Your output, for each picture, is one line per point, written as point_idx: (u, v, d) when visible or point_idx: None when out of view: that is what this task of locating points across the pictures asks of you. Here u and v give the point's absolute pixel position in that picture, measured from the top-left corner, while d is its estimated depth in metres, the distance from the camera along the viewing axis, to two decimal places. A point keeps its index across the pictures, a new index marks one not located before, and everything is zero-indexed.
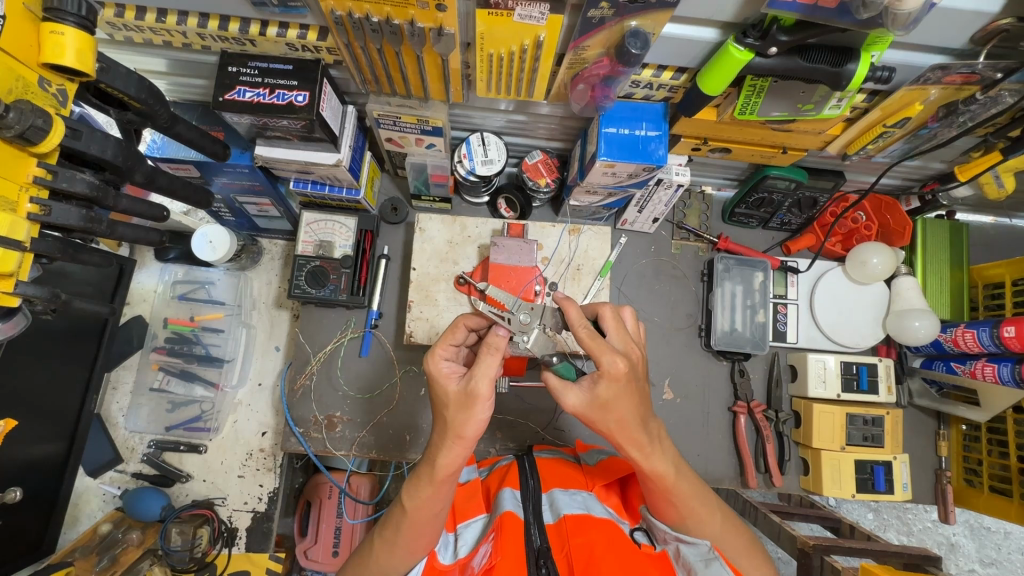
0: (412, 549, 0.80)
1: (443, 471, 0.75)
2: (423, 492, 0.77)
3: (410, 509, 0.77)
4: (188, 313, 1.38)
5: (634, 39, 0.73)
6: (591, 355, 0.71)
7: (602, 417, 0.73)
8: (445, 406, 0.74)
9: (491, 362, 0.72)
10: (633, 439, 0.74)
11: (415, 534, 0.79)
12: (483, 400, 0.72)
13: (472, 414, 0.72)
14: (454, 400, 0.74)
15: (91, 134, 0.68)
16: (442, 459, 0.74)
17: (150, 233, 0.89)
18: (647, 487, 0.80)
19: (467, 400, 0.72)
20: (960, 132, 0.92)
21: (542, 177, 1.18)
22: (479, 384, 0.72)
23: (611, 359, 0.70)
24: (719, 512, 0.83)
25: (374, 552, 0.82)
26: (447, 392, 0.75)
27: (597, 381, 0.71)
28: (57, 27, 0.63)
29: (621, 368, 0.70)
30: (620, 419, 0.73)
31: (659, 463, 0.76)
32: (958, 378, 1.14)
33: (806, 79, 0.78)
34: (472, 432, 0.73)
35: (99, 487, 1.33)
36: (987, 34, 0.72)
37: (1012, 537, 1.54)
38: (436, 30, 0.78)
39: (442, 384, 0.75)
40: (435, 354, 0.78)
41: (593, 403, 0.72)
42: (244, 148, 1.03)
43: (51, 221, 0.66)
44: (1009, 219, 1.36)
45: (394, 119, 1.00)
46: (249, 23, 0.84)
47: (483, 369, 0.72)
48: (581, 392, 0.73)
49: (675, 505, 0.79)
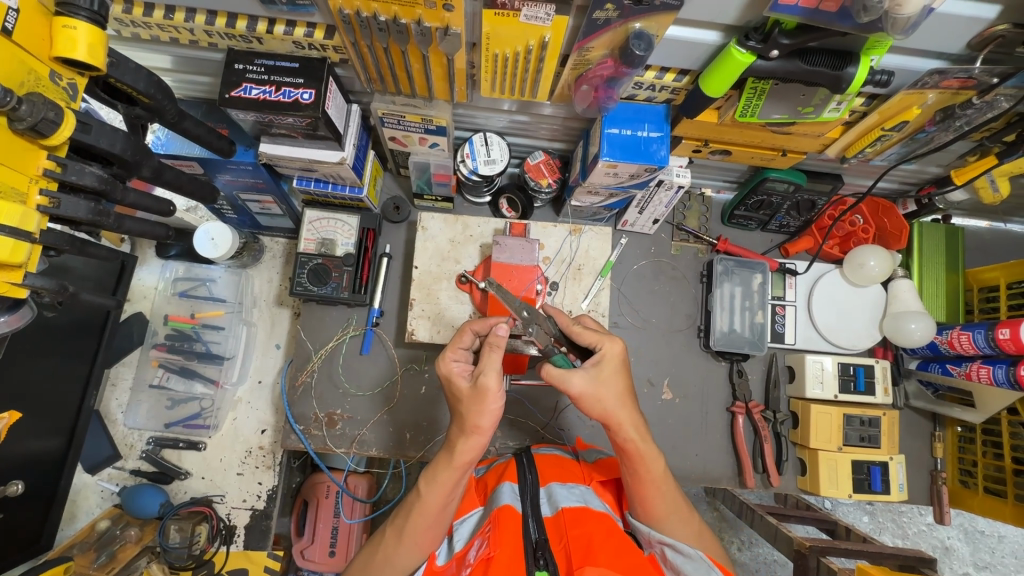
0: (421, 542, 0.81)
1: (463, 456, 0.78)
2: (440, 477, 0.79)
3: (425, 495, 0.80)
4: (189, 310, 1.38)
5: (639, 40, 0.75)
6: (593, 341, 0.84)
7: (605, 394, 0.79)
8: (461, 402, 0.78)
9: (495, 357, 0.77)
10: (630, 417, 0.80)
11: (425, 526, 0.80)
12: (493, 393, 0.75)
13: (484, 406, 0.75)
14: (467, 395, 0.77)
15: (100, 128, 0.69)
16: (461, 447, 0.78)
17: (156, 227, 0.89)
18: (635, 477, 0.82)
19: (478, 395, 0.76)
20: (956, 136, 0.94)
21: (544, 178, 1.19)
22: (488, 379, 0.75)
23: (611, 342, 0.83)
24: (696, 515, 0.85)
25: (382, 544, 0.83)
26: (461, 390, 0.79)
27: (601, 360, 0.81)
28: (68, 21, 0.64)
29: (618, 351, 0.83)
30: (619, 393, 0.80)
31: (651, 445, 0.82)
32: (953, 380, 1.15)
33: (806, 82, 0.79)
34: (488, 422, 0.76)
35: (98, 484, 1.33)
36: (984, 40, 0.74)
37: (1005, 540, 1.55)
38: (442, 29, 0.79)
39: (454, 383, 0.80)
40: (446, 356, 0.83)
41: (597, 378, 0.79)
42: (249, 145, 1.04)
43: (60, 214, 0.67)
44: (1005, 224, 1.38)
45: (398, 118, 1.01)
46: (257, 21, 0.85)
47: (490, 365, 0.76)
48: (585, 372, 0.79)
49: (662, 493, 0.82)
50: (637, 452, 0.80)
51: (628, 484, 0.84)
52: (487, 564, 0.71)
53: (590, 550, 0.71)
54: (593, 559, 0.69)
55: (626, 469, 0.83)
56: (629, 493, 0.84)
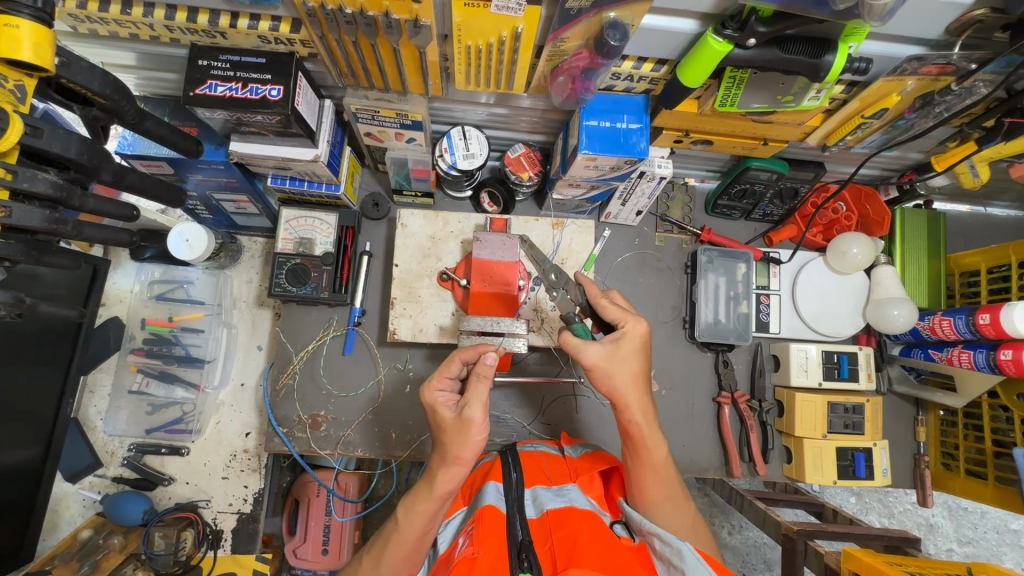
0: (401, 565, 0.80)
1: (443, 487, 0.77)
2: (419, 507, 0.78)
3: (402, 522, 0.79)
4: (166, 313, 1.35)
5: (613, 31, 0.73)
6: (618, 317, 0.83)
7: (617, 370, 0.80)
8: (445, 433, 0.77)
9: (481, 388, 0.76)
10: (639, 401, 0.81)
11: (403, 552, 0.79)
12: (477, 424, 0.75)
13: (468, 437, 0.75)
14: (451, 425, 0.76)
15: (53, 132, 0.66)
16: (441, 478, 0.77)
17: (120, 233, 0.85)
18: (637, 464, 0.84)
19: (462, 425, 0.75)
20: (936, 123, 0.93)
21: (525, 171, 1.17)
22: (473, 410, 0.75)
23: (636, 320, 0.82)
24: (693, 504, 0.86)
25: (362, 569, 0.83)
26: (445, 420, 0.78)
27: (622, 336, 0.81)
28: (11, 20, 0.60)
29: (641, 331, 0.82)
30: (633, 375, 0.81)
31: (657, 433, 0.83)
32: (936, 365, 1.16)
33: (784, 70, 0.78)
34: (470, 454, 0.75)
35: (78, 492, 1.31)
36: (962, 25, 0.74)
37: (987, 516, 1.57)
38: (412, 21, 0.76)
39: (438, 413, 0.79)
40: (430, 385, 0.81)
41: (611, 356, 0.79)
42: (219, 144, 1.01)
43: (12, 223, 0.63)
44: (986, 207, 1.38)
45: (372, 113, 0.98)
46: (219, 15, 0.82)
47: (476, 396, 0.76)
48: (602, 346, 0.80)
49: (661, 482, 0.83)
50: (640, 436, 0.82)
51: (628, 471, 0.85)
52: (471, 565, 0.71)
53: (573, 551, 0.70)
54: (576, 562, 0.68)
55: (629, 451, 0.84)
56: (628, 478, 0.85)
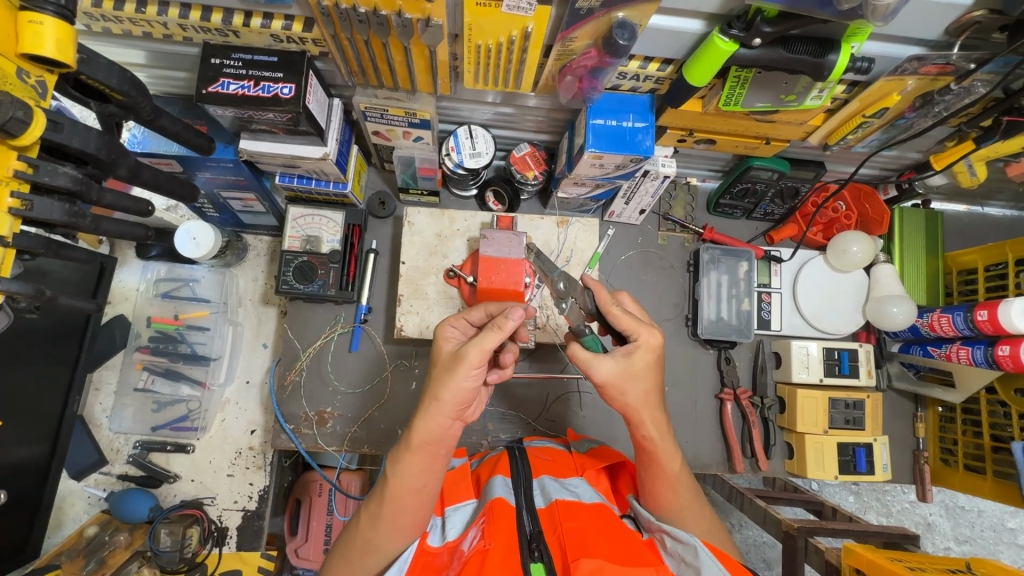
0: (405, 522, 0.80)
1: (419, 436, 0.77)
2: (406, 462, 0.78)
3: (392, 479, 0.79)
4: (172, 311, 1.35)
5: (622, 30, 0.74)
6: (629, 328, 0.79)
7: (629, 387, 0.78)
8: (437, 366, 0.78)
9: (491, 337, 0.73)
10: (652, 416, 0.80)
11: (402, 510, 0.79)
12: (464, 365, 0.73)
13: (453, 375, 0.74)
14: (445, 361, 0.77)
15: (73, 127, 0.67)
16: (422, 422, 0.77)
17: (135, 228, 0.86)
18: (650, 473, 0.84)
19: (453, 362, 0.75)
20: (934, 122, 0.95)
21: (530, 170, 1.19)
22: (468, 350, 0.73)
23: (649, 332, 0.78)
24: (707, 506, 0.87)
25: (361, 530, 0.81)
26: (442, 353, 0.80)
27: (635, 350, 0.76)
28: (35, 17, 0.62)
29: (654, 343, 0.79)
30: (646, 391, 0.79)
31: (671, 444, 0.83)
32: (934, 361, 1.18)
33: (788, 69, 0.80)
34: (449, 397, 0.75)
35: (83, 490, 1.31)
36: (961, 26, 0.76)
37: (984, 514, 1.59)
38: (423, 20, 0.78)
39: (440, 345, 0.81)
40: (446, 319, 0.84)
41: (624, 371, 0.76)
42: (229, 142, 1.02)
43: (33, 216, 0.64)
44: (982, 207, 1.40)
45: (381, 111, 0.99)
46: (232, 14, 0.83)
47: (481, 341, 0.73)
48: (614, 361, 0.76)
49: (675, 490, 0.83)
50: (654, 450, 0.82)
51: (640, 478, 0.86)
52: (484, 557, 0.70)
53: (584, 543, 0.71)
54: (588, 552, 0.69)
55: (642, 462, 0.85)
56: (639, 483, 0.86)
